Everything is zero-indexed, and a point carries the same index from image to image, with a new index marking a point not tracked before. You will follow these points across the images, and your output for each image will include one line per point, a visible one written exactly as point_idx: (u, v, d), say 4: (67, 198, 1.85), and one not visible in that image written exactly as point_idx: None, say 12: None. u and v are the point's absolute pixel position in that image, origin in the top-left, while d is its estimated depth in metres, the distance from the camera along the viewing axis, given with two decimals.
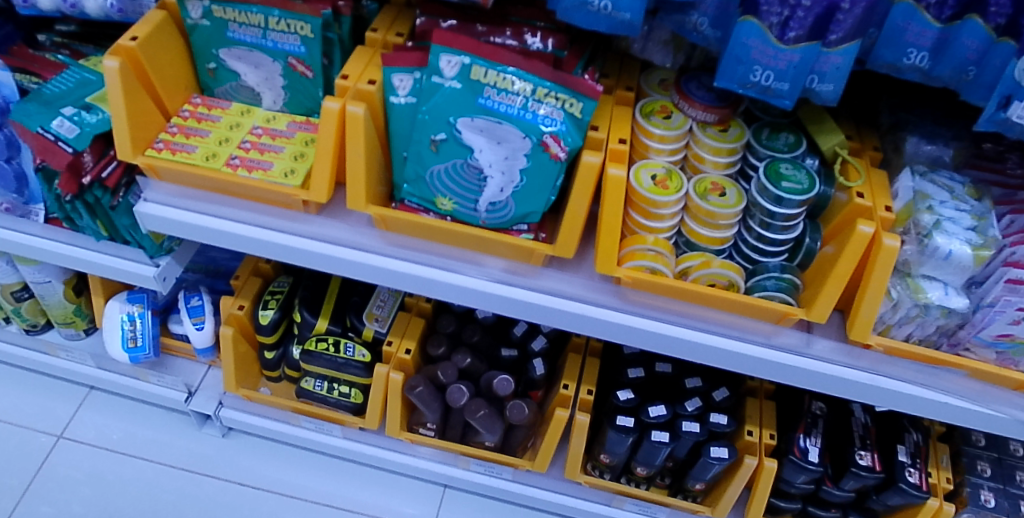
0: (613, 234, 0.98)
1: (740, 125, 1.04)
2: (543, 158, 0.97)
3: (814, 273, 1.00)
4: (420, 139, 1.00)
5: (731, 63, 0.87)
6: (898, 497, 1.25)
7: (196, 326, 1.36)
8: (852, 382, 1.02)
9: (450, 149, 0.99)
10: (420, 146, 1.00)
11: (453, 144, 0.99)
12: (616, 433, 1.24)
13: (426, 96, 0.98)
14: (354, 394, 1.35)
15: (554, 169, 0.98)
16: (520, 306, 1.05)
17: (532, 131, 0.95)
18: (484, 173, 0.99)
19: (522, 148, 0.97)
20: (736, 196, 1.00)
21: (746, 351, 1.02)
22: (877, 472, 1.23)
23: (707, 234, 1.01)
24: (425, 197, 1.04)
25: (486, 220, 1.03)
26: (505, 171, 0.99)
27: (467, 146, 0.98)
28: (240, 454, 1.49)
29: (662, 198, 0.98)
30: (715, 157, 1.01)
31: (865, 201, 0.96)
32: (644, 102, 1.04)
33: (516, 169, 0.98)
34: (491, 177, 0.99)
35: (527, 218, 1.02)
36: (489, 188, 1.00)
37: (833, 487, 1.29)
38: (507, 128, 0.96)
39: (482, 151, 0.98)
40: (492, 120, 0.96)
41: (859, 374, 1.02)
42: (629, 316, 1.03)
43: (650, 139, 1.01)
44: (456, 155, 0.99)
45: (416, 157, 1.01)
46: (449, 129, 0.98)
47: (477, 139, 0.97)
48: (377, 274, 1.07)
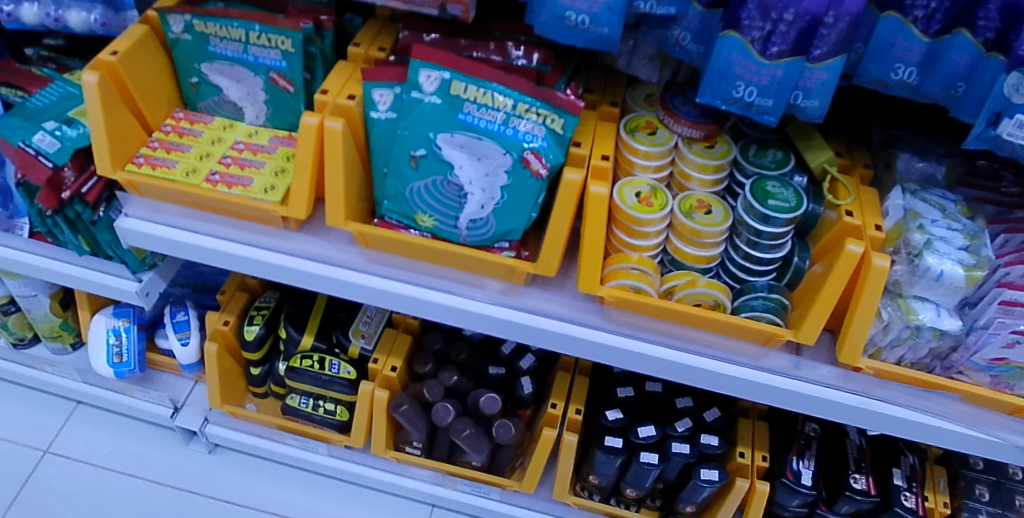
0: (596, 253, 0.96)
1: (727, 141, 1.01)
2: (523, 174, 0.96)
3: (802, 293, 0.98)
4: (400, 155, 0.99)
5: (714, 78, 0.84)
6: None
7: (182, 342, 1.35)
8: (841, 405, 0.99)
9: (430, 166, 0.98)
10: (400, 163, 0.99)
11: (433, 161, 0.98)
12: (605, 453, 1.23)
13: (405, 111, 0.97)
14: (340, 412, 1.33)
15: (535, 186, 0.96)
16: (503, 325, 1.03)
17: (513, 147, 0.95)
18: (465, 190, 0.97)
19: (502, 165, 0.96)
20: (722, 214, 0.98)
21: (733, 373, 1.00)
22: (872, 496, 1.20)
23: (693, 253, 0.98)
24: (405, 216, 1.02)
25: (466, 238, 1.00)
26: (485, 188, 0.97)
27: (448, 163, 0.97)
28: (226, 471, 1.47)
29: (645, 215, 0.96)
30: (701, 174, 1.00)
31: (854, 220, 0.94)
32: (629, 118, 1.02)
33: (497, 186, 0.97)
34: (471, 194, 0.97)
35: (507, 235, 0.99)
36: (470, 205, 0.98)
37: (828, 511, 1.25)
38: (487, 145, 0.95)
39: (463, 167, 0.97)
40: (472, 136, 0.95)
41: (850, 396, 0.99)
42: (614, 337, 1.01)
43: (635, 155, 0.99)
44: (435, 171, 0.98)
45: (396, 173, 1.00)
46: (429, 145, 0.97)
47: (457, 155, 0.96)
48: (358, 292, 1.05)
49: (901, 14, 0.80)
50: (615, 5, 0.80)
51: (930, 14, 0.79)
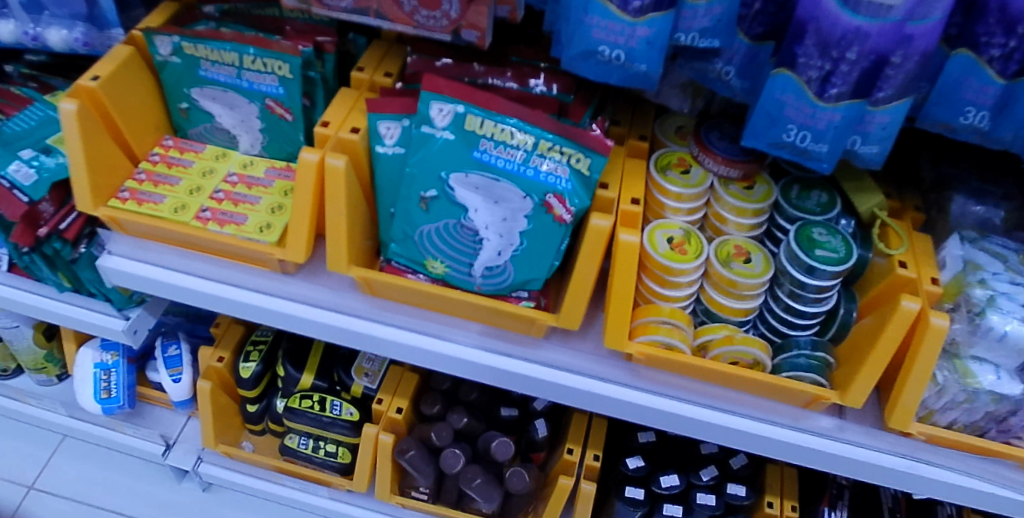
0: (624, 306, 0.87)
1: (767, 181, 0.92)
2: (545, 219, 0.87)
3: (849, 350, 0.89)
4: (409, 195, 0.90)
5: (761, 120, 0.75)
6: None
7: (173, 378, 1.27)
8: (888, 470, 0.90)
9: (442, 208, 0.89)
10: (408, 203, 0.90)
11: (444, 203, 0.89)
12: (625, 505, 1.15)
13: (415, 147, 0.88)
14: (341, 454, 1.26)
15: (558, 233, 0.87)
16: (519, 379, 0.94)
17: (534, 190, 0.86)
18: (480, 235, 0.89)
19: (522, 209, 0.87)
20: (762, 263, 0.89)
21: (770, 435, 0.91)
22: None
23: (729, 305, 0.90)
24: (413, 262, 0.93)
25: (481, 286, 0.91)
26: (503, 233, 0.88)
27: (462, 206, 0.88)
28: (219, 510, 1.38)
29: (679, 265, 0.88)
30: (739, 218, 0.91)
31: (908, 272, 0.84)
32: (659, 154, 0.93)
33: (515, 231, 0.88)
34: (487, 240, 0.89)
35: (526, 283, 0.91)
36: (485, 251, 0.89)
37: None
38: (505, 187, 0.87)
39: (478, 211, 0.88)
40: (489, 177, 0.87)
41: (897, 461, 0.90)
42: (640, 394, 0.92)
43: (666, 197, 0.91)
44: (447, 214, 0.89)
45: (405, 215, 0.91)
46: (441, 186, 0.88)
47: (472, 197, 0.88)
48: (361, 340, 0.97)
49: (975, 53, 0.71)
50: (654, 39, 0.71)
51: (1008, 53, 0.70)
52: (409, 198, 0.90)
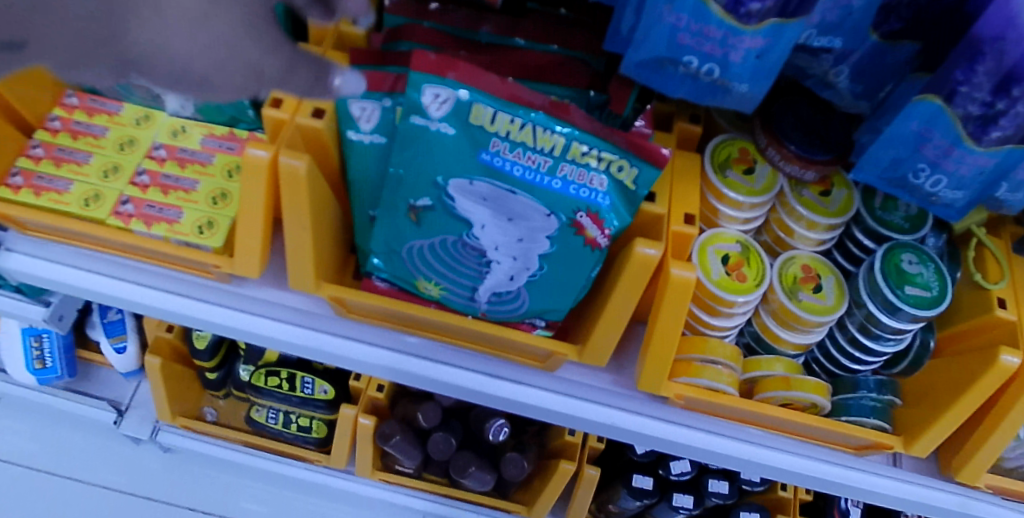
0: (668, 346, 0.71)
1: (847, 184, 0.73)
2: (573, 242, 0.67)
3: (921, 389, 0.74)
4: (394, 202, 0.69)
5: (883, 153, 0.55)
6: None
7: (116, 348, 1.10)
8: (938, 507, 0.78)
9: (437, 221, 0.69)
10: (392, 212, 0.70)
11: (441, 215, 0.68)
12: (631, 495, 1.06)
13: (401, 143, 0.66)
14: (315, 428, 1.13)
15: (589, 258, 0.69)
16: (521, 405, 0.80)
17: (560, 208, 0.65)
18: (488, 257, 0.70)
19: (543, 228, 0.67)
20: (835, 292, 0.72)
21: (807, 471, 0.79)
22: None
23: (787, 338, 0.74)
24: (401, 279, 0.74)
25: (486, 312, 0.74)
26: (518, 255, 0.69)
27: (465, 221, 0.68)
28: (183, 476, 1.25)
29: (736, 296, 0.70)
30: (810, 231, 0.73)
31: (1009, 315, 0.67)
32: (716, 144, 0.73)
33: (534, 254, 0.69)
34: (498, 262, 0.70)
35: (544, 311, 0.73)
36: (494, 275, 0.71)
37: None
38: (523, 202, 0.66)
39: (487, 228, 0.68)
40: (502, 188, 0.65)
41: (948, 497, 0.78)
42: (663, 427, 0.79)
43: (721, 202, 0.72)
44: (445, 229, 0.69)
45: (388, 225, 0.71)
46: (436, 195, 0.67)
47: (479, 210, 0.67)
48: (330, 358, 0.80)
49: None
50: (769, 53, 0.48)
51: None
52: (395, 207, 0.69)
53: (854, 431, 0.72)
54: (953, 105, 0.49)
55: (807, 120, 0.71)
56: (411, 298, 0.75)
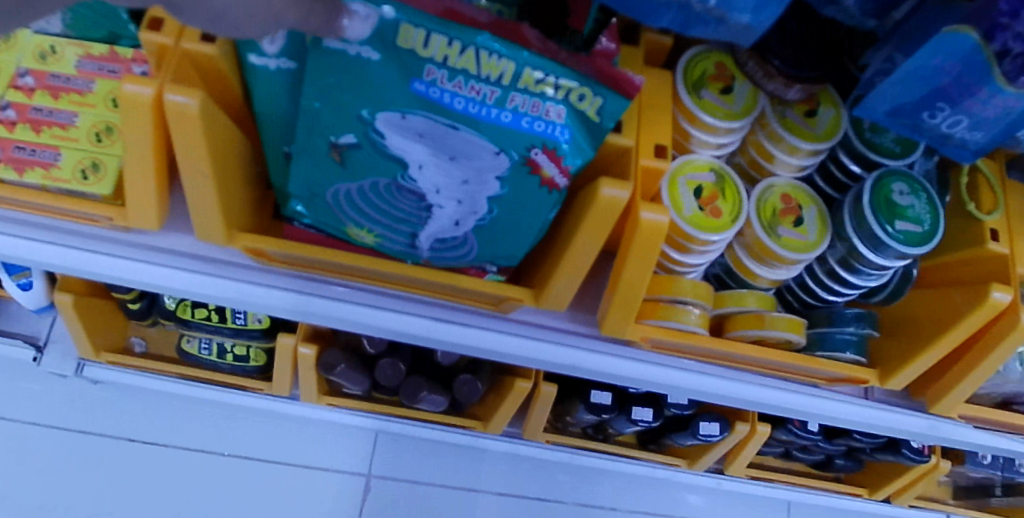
0: (634, 293, 0.63)
1: (836, 103, 0.65)
2: (528, 182, 0.57)
3: (900, 322, 0.69)
4: (312, 140, 0.58)
5: (898, 90, 0.49)
6: (893, 457, 1.03)
7: (20, 285, 0.98)
8: (905, 432, 0.75)
9: (365, 161, 0.58)
10: (311, 152, 0.58)
11: (369, 155, 0.57)
12: (589, 410, 1.02)
13: (314, 71, 0.54)
14: (253, 357, 1.05)
15: (546, 200, 0.59)
16: (465, 346, 0.71)
17: (513, 145, 0.55)
18: (428, 202, 0.60)
19: (492, 168, 0.56)
20: (817, 225, 0.65)
21: (775, 401, 0.74)
22: (925, 456, 1.00)
23: (763, 274, 0.67)
24: (328, 226, 0.65)
25: (429, 258, 0.65)
26: (463, 199, 0.59)
27: (399, 161, 0.57)
28: (118, 405, 1.18)
29: (709, 235, 0.63)
30: (791, 158, 0.65)
31: (1002, 248, 0.62)
32: (689, 59, 0.63)
33: (481, 197, 0.59)
34: (440, 207, 0.60)
35: (494, 257, 0.65)
36: (437, 221, 0.61)
37: (845, 459, 1.11)
38: (466, 138, 0.54)
39: (425, 169, 0.57)
40: (441, 123, 0.54)
41: (916, 422, 0.74)
42: (625, 363, 0.72)
43: (694, 126, 0.63)
44: (375, 170, 0.58)
45: (307, 166, 0.60)
46: (361, 132, 0.56)
47: (416, 147, 0.56)
48: (245, 305, 0.69)
49: None
50: None
51: None
52: (314, 145, 0.58)
53: (830, 368, 0.68)
54: (990, 40, 0.43)
55: (793, 31, 0.61)
56: (342, 246, 0.66)
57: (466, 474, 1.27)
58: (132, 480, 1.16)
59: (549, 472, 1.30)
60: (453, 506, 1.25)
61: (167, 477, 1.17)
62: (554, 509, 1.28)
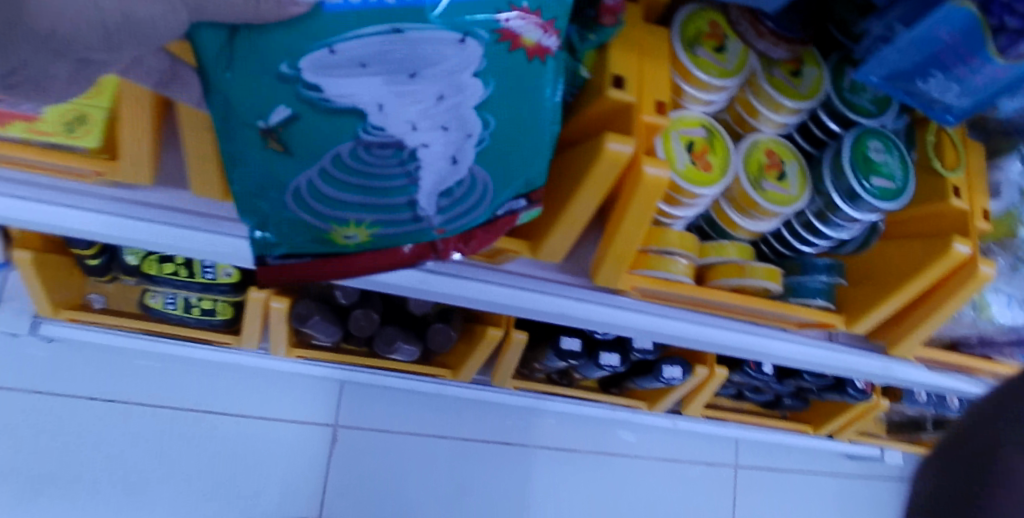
0: (630, 239, 0.66)
1: (819, 63, 0.68)
2: (513, 62, 0.51)
3: (865, 270, 0.75)
4: (241, 133, 0.51)
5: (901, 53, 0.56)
6: (839, 396, 1.12)
7: None
8: (862, 372, 0.81)
9: (310, 137, 0.50)
10: (249, 151, 0.52)
11: (313, 124, 0.50)
12: (559, 357, 1.05)
13: (203, 45, 0.47)
14: (222, 310, 1.03)
15: (541, 73, 0.53)
16: (456, 297, 0.73)
17: (469, 21, 0.49)
18: (410, 148, 0.52)
19: (463, 64, 0.50)
20: (798, 181, 0.70)
21: (748, 344, 0.78)
22: (868, 394, 1.08)
23: (745, 226, 0.71)
24: (309, 233, 0.56)
25: (442, 227, 0.57)
26: (448, 122, 0.52)
27: (353, 112, 0.49)
28: (75, 363, 1.15)
29: (701, 190, 0.66)
30: (775, 115, 0.68)
31: (963, 204, 0.69)
32: (686, 17, 0.65)
33: (466, 110, 0.52)
34: (426, 143, 0.52)
35: (512, 186, 0.58)
36: (429, 168, 0.54)
37: (791, 397, 1.19)
38: (419, 42, 0.48)
39: (387, 106, 0.50)
40: (382, 31, 0.47)
41: (873, 363, 0.80)
42: (612, 313, 0.74)
43: (688, 83, 0.65)
44: (329, 142, 0.51)
45: (248, 165, 0.52)
46: (294, 97, 0.48)
47: (365, 84, 0.48)
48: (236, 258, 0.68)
49: None
50: None
51: None
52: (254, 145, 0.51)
53: (803, 313, 0.73)
54: (987, 12, 0.52)
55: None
56: (335, 265, 0.57)
57: (433, 420, 1.29)
58: (95, 437, 1.14)
59: (509, 417, 1.34)
60: (416, 454, 1.27)
61: (131, 437, 1.16)
62: (516, 451, 1.33)
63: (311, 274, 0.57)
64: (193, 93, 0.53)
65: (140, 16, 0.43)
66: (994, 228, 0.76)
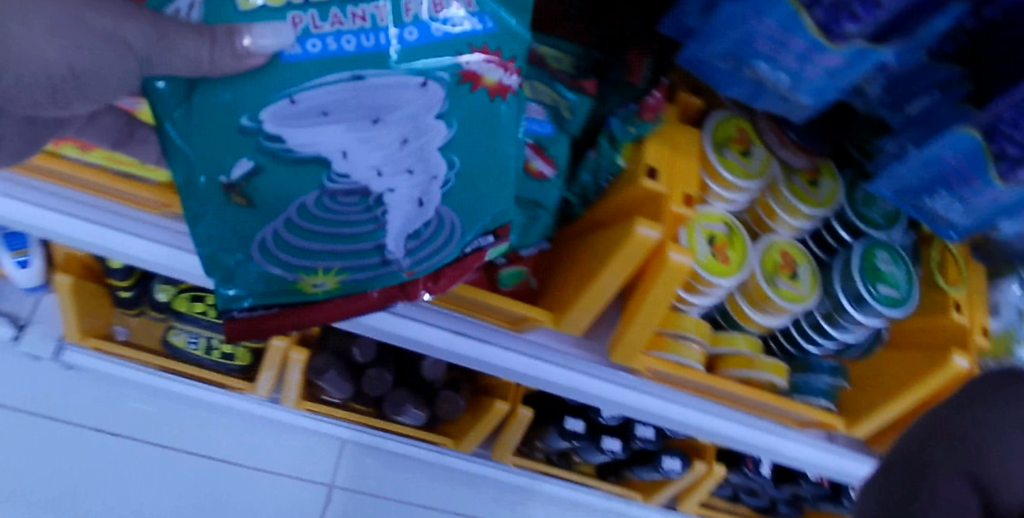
0: (649, 319, 0.70)
1: (834, 175, 0.75)
2: (474, 100, 0.57)
3: (869, 375, 0.78)
4: (203, 190, 0.55)
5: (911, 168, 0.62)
6: (836, 507, 1.12)
7: (18, 262, 1.01)
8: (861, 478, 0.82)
9: (272, 188, 0.55)
10: (212, 212, 0.55)
11: (274, 174, 0.55)
12: (562, 436, 1.07)
13: (166, 104, 0.53)
14: (240, 356, 1.07)
15: (501, 114, 0.59)
16: (475, 360, 0.77)
17: (427, 64, 0.56)
18: (376, 195, 0.57)
19: (426, 106, 0.56)
20: (809, 281, 0.75)
21: (750, 437, 0.81)
22: None
23: (757, 320, 0.75)
24: (275, 284, 0.57)
25: (412, 269, 0.59)
26: (412, 166, 0.57)
27: (319, 160, 0.55)
28: (88, 394, 1.18)
29: (719, 280, 0.70)
30: (791, 218, 0.74)
31: (963, 320, 0.72)
32: (717, 121, 0.71)
33: (430, 152, 0.57)
34: (392, 189, 0.57)
35: (480, 223, 0.59)
36: (397, 214, 0.57)
37: (788, 505, 1.19)
38: (377, 87, 0.55)
39: (351, 152, 0.55)
40: (342, 78, 0.54)
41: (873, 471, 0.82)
42: (621, 392, 0.78)
43: (714, 181, 0.71)
44: (294, 189, 0.55)
45: (209, 224, 0.55)
46: (255, 148, 0.54)
47: (329, 132, 0.54)
48: None
49: None
50: (841, 73, 0.56)
51: None
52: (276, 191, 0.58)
53: (804, 410, 0.74)
54: (990, 140, 0.57)
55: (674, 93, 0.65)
56: (303, 313, 0.58)
57: (428, 491, 1.29)
58: (93, 470, 1.15)
59: (504, 497, 1.33)
60: None
61: (131, 474, 1.16)
62: None
63: (279, 326, 0.58)
64: (150, 152, 0.60)
65: (87, 69, 0.47)
66: (997, 347, 0.79)
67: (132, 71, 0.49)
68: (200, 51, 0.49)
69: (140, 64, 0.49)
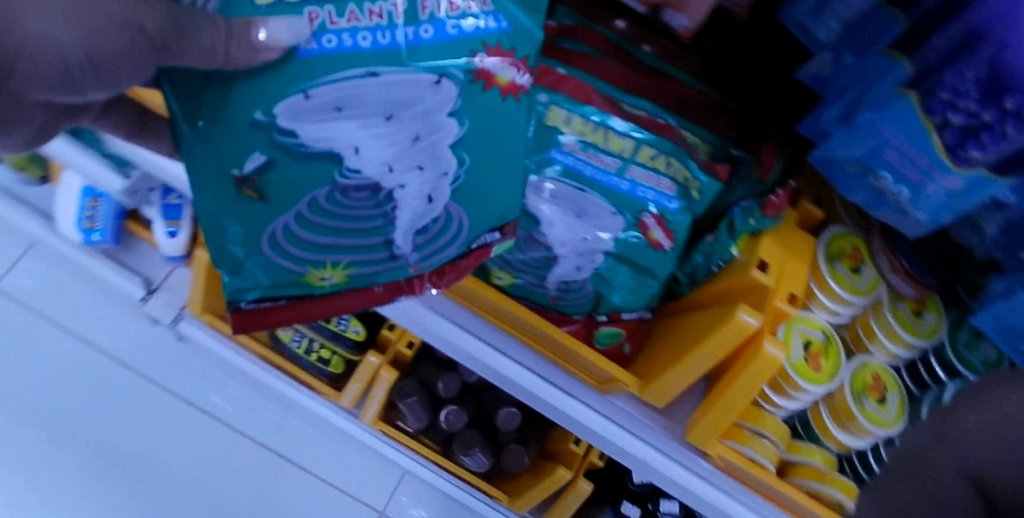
0: (732, 407, 0.72)
1: (939, 309, 0.76)
2: (488, 98, 0.60)
3: None
4: (217, 183, 0.58)
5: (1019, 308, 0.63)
6: None
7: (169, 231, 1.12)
8: None
9: (285, 177, 0.58)
10: (220, 199, 0.58)
11: (285, 167, 0.57)
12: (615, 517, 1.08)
13: (179, 95, 0.57)
14: (334, 364, 1.12)
15: (511, 113, 0.62)
16: (556, 411, 0.82)
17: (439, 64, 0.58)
18: (386, 190, 0.59)
19: (439, 105, 0.58)
20: (896, 409, 0.75)
21: None
22: None
23: (838, 436, 0.76)
24: (283, 277, 0.60)
25: (418, 265, 0.62)
26: (423, 162, 0.59)
27: (332, 155, 0.57)
28: (195, 370, 1.29)
29: (807, 385, 0.73)
30: (891, 343, 0.75)
31: None
32: (834, 235, 0.76)
33: (442, 149, 0.60)
34: (403, 186, 0.59)
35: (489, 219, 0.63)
36: (407, 211, 0.60)
37: None
38: (389, 84, 0.57)
39: (362, 148, 0.57)
40: (358, 74, 0.56)
41: None
42: (687, 477, 0.79)
43: (820, 288, 0.75)
44: (306, 184, 0.58)
45: (216, 210, 0.58)
46: (269, 141, 0.57)
47: (342, 128, 0.57)
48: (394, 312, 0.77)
49: None
50: (960, 195, 0.59)
51: None
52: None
53: None
54: None
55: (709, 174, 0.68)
56: (308, 306, 0.61)
57: None
58: (177, 441, 1.25)
59: None
60: None
61: (211, 454, 1.26)
62: None
63: (283, 317, 0.62)
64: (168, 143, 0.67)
65: (105, 56, 0.50)
66: None
67: (146, 56, 0.51)
68: (219, 41, 0.52)
69: (155, 50, 0.51)
